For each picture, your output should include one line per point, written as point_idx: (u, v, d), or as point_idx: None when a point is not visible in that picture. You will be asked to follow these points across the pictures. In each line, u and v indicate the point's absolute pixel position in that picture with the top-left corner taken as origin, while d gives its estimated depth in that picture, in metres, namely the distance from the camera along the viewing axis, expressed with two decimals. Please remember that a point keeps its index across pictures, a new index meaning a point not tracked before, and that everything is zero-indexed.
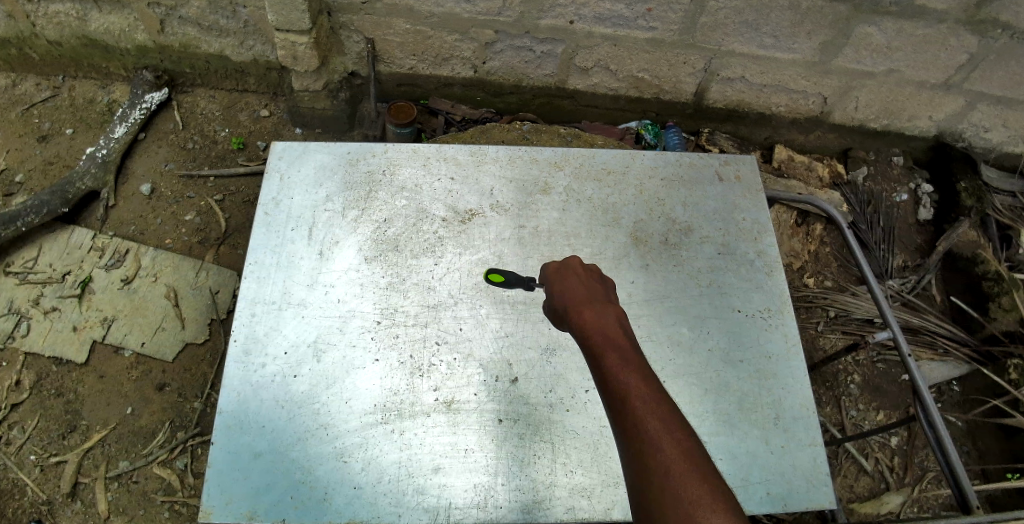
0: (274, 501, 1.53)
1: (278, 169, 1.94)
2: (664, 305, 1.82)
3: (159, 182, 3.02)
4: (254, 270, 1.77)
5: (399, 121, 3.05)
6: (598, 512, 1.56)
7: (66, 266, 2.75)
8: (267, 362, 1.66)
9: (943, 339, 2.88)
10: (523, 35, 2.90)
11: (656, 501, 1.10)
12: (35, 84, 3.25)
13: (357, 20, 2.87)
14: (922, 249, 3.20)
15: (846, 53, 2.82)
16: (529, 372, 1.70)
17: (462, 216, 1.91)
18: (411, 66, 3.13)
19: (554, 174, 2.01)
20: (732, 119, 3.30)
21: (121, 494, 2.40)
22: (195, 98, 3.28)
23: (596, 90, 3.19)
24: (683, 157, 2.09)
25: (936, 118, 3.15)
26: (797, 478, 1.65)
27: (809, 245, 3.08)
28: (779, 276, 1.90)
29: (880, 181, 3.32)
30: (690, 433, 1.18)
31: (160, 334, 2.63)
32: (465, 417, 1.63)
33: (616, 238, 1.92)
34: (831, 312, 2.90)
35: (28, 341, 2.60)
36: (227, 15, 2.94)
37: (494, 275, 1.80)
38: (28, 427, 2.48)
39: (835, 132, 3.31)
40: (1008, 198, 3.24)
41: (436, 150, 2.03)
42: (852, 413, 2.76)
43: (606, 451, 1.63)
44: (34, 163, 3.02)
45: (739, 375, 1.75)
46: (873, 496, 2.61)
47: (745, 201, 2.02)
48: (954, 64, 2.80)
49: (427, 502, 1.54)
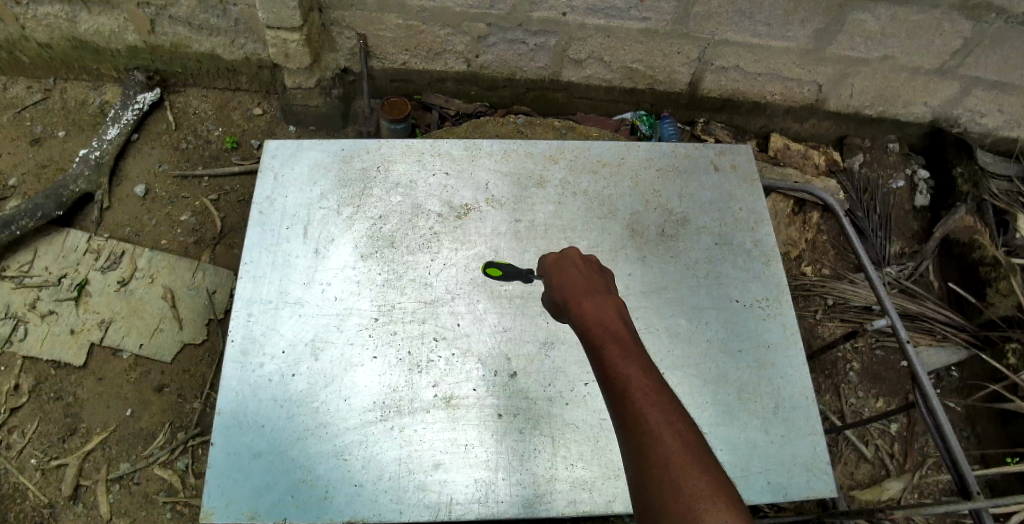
0: (275, 501, 1.53)
1: (271, 167, 1.92)
2: (661, 297, 1.82)
3: (154, 183, 3.01)
4: (250, 270, 1.77)
5: (392, 117, 3.01)
6: (600, 505, 1.56)
7: (62, 269, 2.74)
8: (265, 361, 1.66)
9: (942, 324, 2.88)
10: (516, 28, 2.88)
11: (656, 495, 1.09)
12: (26, 87, 3.23)
13: (349, 16, 2.85)
14: (919, 235, 3.23)
15: (840, 40, 2.81)
16: (528, 367, 1.70)
17: (458, 212, 1.90)
18: (404, 61, 3.11)
19: (549, 168, 2.01)
20: (727, 108, 3.30)
21: (122, 497, 2.40)
22: (188, 98, 3.26)
23: (590, 81, 3.18)
24: (678, 148, 2.08)
25: (931, 105, 3.14)
26: (797, 467, 1.65)
27: (807, 233, 3.07)
28: (777, 265, 1.90)
29: (876, 168, 3.33)
30: (691, 425, 1.18)
31: (158, 336, 2.62)
32: (465, 412, 1.63)
33: (613, 230, 1.91)
34: (829, 299, 2.90)
35: (26, 346, 2.60)
36: (218, 13, 2.91)
37: (491, 268, 1.81)
38: (28, 431, 2.48)
39: (830, 120, 3.30)
40: (1005, 183, 3.21)
41: (430, 146, 2.02)
42: (852, 401, 2.77)
43: (606, 444, 1.63)
44: (27, 167, 3.00)
45: (738, 365, 1.75)
46: (874, 483, 2.62)
47: (741, 191, 2.02)
48: (949, 49, 2.80)
49: (428, 498, 1.54)
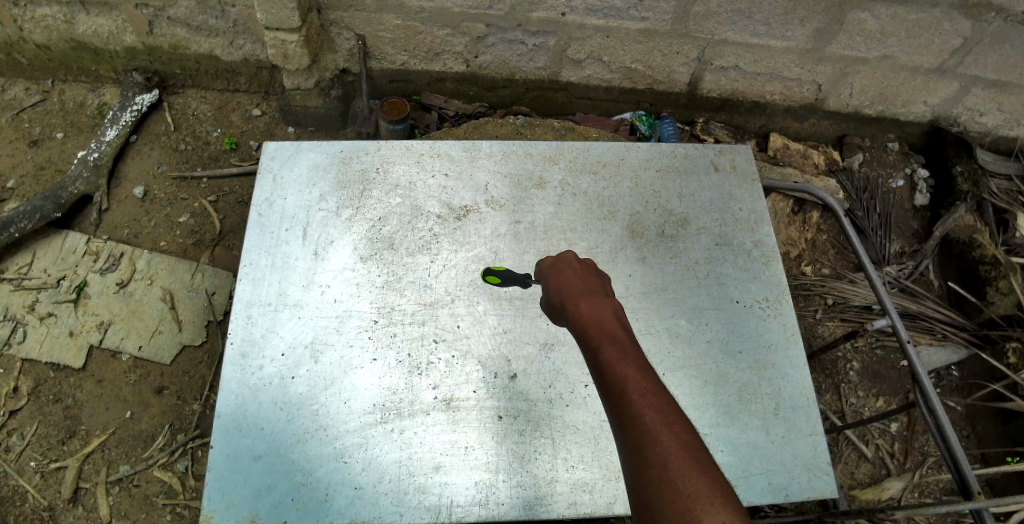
0: (275, 503, 1.53)
1: (270, 169, 1.92)
2: (661, 297, 1.82)
3: (153, 184, 3.00)
4: (249, 272, 1.76)
5: (392, 117, 3.00)
6: (600, 507, 1.56)
7: (61, 271, 2.74)
8: (265, 364, 1.66)
9: (942, 324, 2.88)
10: (515, 28, 2.88)
11: (656, 496, 1.09)
12: (24, 89, 3.22)
13: (347, 17, 2.84)
14: (918, 235, 3.23)
15: (840, 40, 2.81)
16: (528, 369, 1.69)
17: (457, 213, 1.90)
18: (403, 61, 3.10)
19: (549, 169, 2.00)
20: (726, 108, 3.29)
21: (122, 499, 2.39)
22: (186, 98, 3.26)
23: (590, 81, 3.17)
24: (678, 148, 2.08)
25: (930, 104, 3.14)
26: (798, 468, 1.65)
27: (807, 232, 3.06)
28: (777, 265, 1.90)
29: (875, 167, 3.33)
30: (689, 425, 1.17)
31: (158, 337, 2.62)
32: (465, 414, 1.63)
33: (613, 231, 1.91)
34: (829, 299, 2.90)
35: (25, 348, 2.59)
36: (217, 14, 2.91)
37: (490, 275, 1.79)
38: (27, 434, 2.47)
39: (829, 119, 3.31)
40: (1005, 181, 3.21)
41: (429, 147, 2.01)
42: (852, 400, 2.77)
43: (606, 445, 1.62)
44: (25, 168, 3.00)
45: (738, 366, 1.75)
46: (874, 483, 2.62)
47: (741, 191, 2.02)
48: (948, 48, 2.79)
49: (428, 500, 1.54)
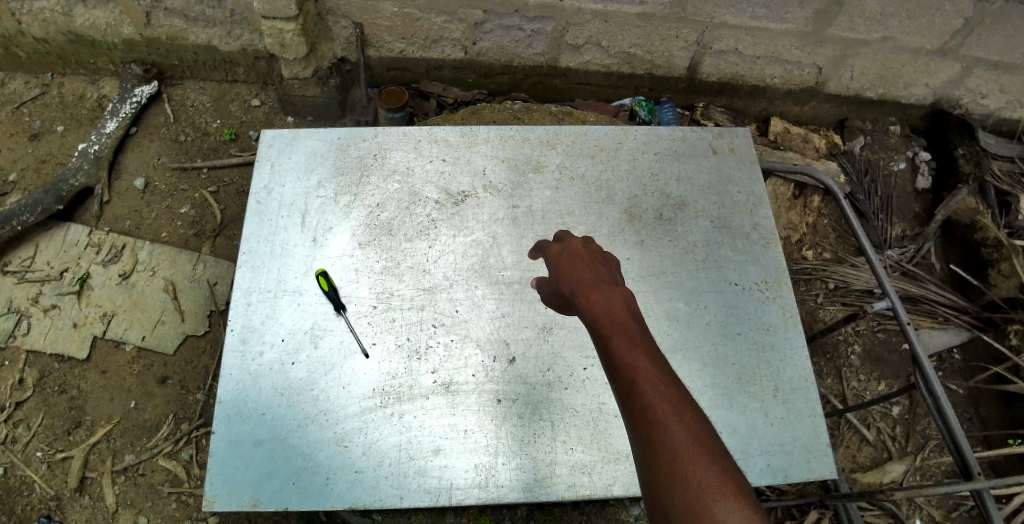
0: (275, 489, 1.54)
1: (268, 157, 1.92)
2: (661, 281, 1.81)
3: (153, 176, 3.01)
4: (248, 260, 1.77)
5: (389, 106, 3.00)
6: (599, 488, 1.57)
7: (64, 263, 2.75)
8: (264, 350, 1.66)
9: (943, 307, 2.87)
10: (512, 14, 2.86)
11: (666, 489, 1.08)
12: (24, 83, 3.22)
13: (344, 5, 2.83)
14: (920, 218, 3.20)
15: (840, 22, 2.79)
16: (527, 351, 1.70)
17: (455, 198, 1.90)
18: (400, 49, 3.09)
19: (546, 153, 2.00)
20: (726, 92, 3.27)
21: (128, 487, 2.42)
22: (185, 90, 3.26)
23: (588, 67, 3.15)
24: (675, 131, 2.07)
25: (933, 86, 3.12)
26: (797, 449, 1.66)
27: (807, 217, 3.06)
28: (775, 247, 1.89)
29: (877, 150, 3.31)
30: (701, 417, 1.17)
31: (160, 328, 2.63)
32: (465, 398, 1.64)
33: (610, 215, 1.90)
34: (830, 283, 2.89)
35: (29, 340, 2.61)
36: (213, 4, 2.89)
37: (323, 277, 1.72)
38: (33, 424, 2.50)
39: (831, 103, 3.28)
40: (1007, 163, 3.18)
41: (426, 133, 2.01)
42: (854, 383, 2.77)
43: (605, 428, 1.63)
44: (26, 162, 3.00)
45: (737, 347, 1.75)
46: (876, 465, 2.63)
47: (739, 174, 2.01)
48: (950, 29, 2.77)
49: (428, 484, 1.55)
